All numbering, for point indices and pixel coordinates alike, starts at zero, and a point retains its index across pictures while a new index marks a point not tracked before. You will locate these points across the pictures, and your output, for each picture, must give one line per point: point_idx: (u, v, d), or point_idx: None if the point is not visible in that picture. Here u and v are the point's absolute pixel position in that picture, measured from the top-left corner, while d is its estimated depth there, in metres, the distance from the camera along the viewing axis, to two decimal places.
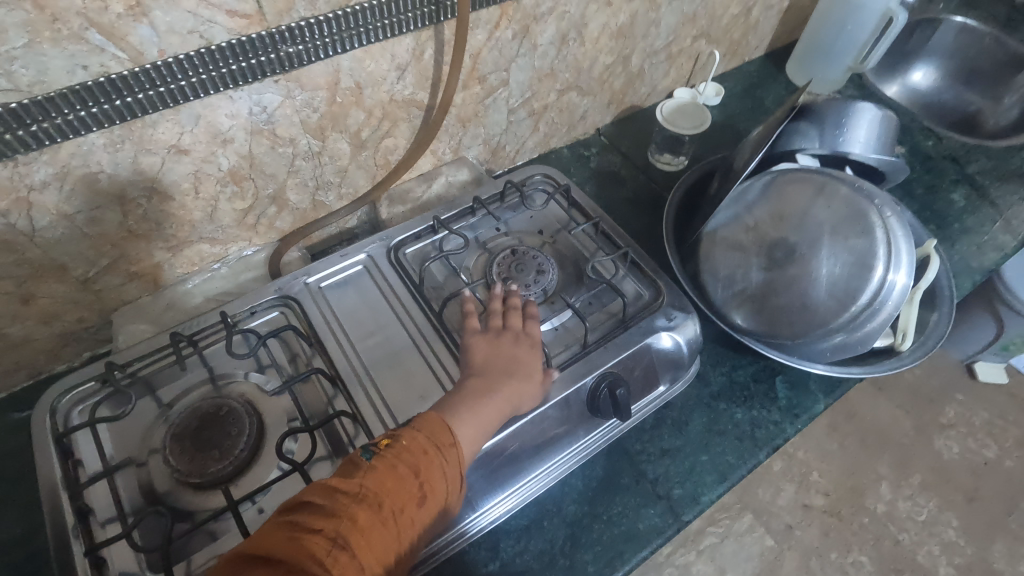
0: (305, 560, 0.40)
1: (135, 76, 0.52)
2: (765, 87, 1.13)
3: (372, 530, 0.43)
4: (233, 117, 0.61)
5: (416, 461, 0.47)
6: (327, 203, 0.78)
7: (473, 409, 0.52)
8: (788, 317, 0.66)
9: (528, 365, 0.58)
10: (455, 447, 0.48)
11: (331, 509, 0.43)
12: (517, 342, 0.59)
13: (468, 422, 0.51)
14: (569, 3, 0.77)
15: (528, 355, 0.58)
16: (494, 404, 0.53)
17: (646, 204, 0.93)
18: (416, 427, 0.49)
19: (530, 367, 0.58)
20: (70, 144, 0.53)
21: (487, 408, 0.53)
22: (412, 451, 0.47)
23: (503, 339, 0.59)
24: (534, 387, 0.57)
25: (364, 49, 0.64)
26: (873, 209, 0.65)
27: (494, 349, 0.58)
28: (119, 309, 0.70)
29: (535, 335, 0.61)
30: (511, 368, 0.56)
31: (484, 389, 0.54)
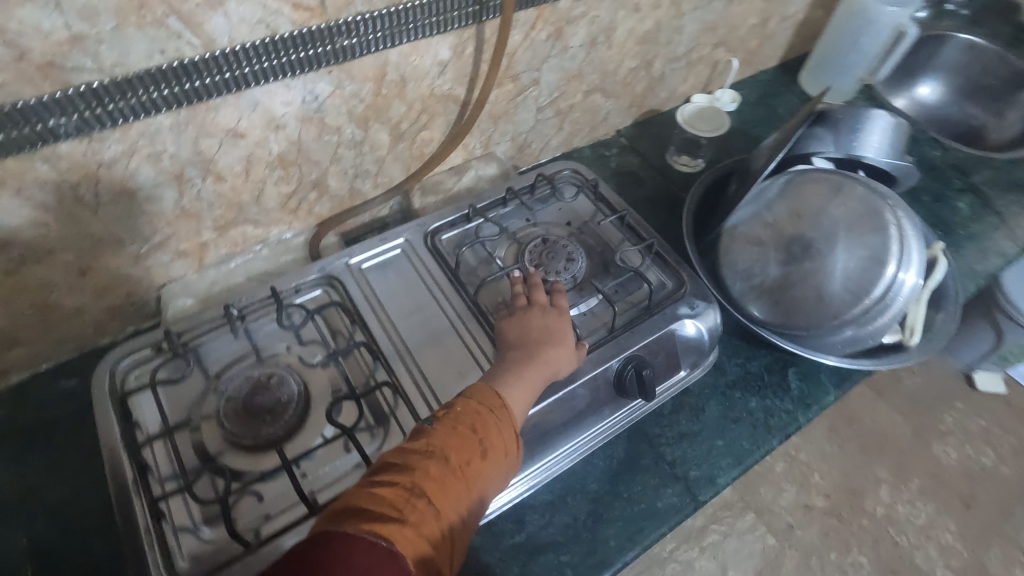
0: (387, 506, 0.43)
1: (205, 62, 0.56)
2: (779, 96, 1.18)
3: (444, 482, 0.46)
4: (288, 104, 0.65)
5: (472, 421, 0.50)
6: (364, 191, 0.82)
7: (522, 372, 0.56)
8: (803, 309, 0.70)
9: (561, 332, 0.61)
10: (506, 408, 0.52)
11: (404, 465, 0.46)
12: (546, 313, 0.62)
13: (515, 385, 0.55)
14: (600, 8, 0.81)
15: (559, 324, 0.62)
16: (538, 367, 0.57)
17: (664, 203, 0.97)
18: (467, 396, 0.53)
19: (563, 333, 0.61)
20: (140, 124, 0.57)
21: (530, 371, 0.56)
22: (467, 414, 0.51)
23: (537, 311, 0.63)
24: (568, 352, 0.60)
25: (411, 45, 0.68)
26: (886, 208, 0.69)
27: (530, 322, 0.62)
28: (165, 285, 0.73)
29: (563, 305, 0.64)
30: (547, 336, 0.60)
31: (526, 355, 0.58)
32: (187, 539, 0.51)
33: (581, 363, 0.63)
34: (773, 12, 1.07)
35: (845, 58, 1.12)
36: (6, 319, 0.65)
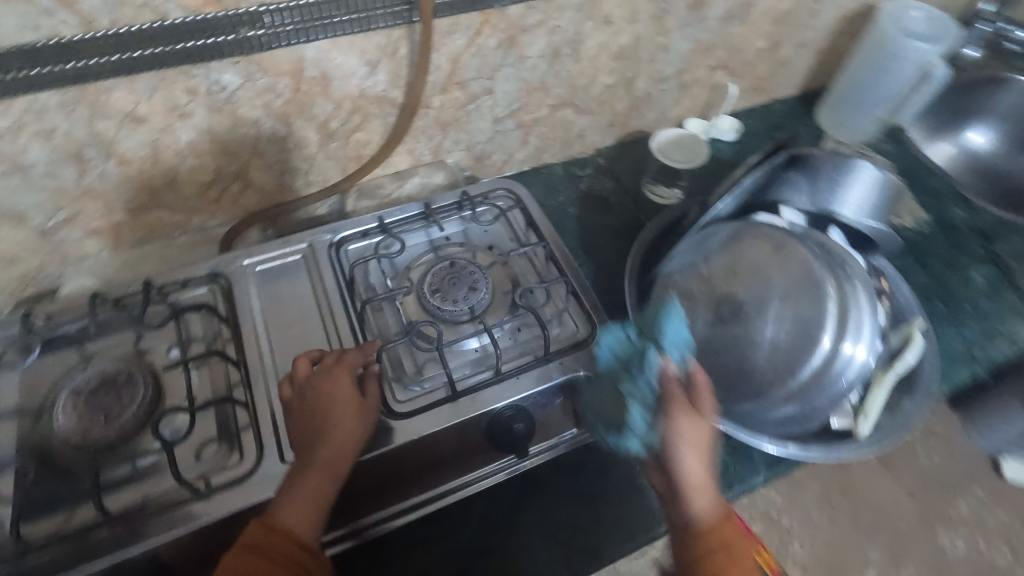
0: None
1: (89, 42, 0.54)
2: (789, 129, 1.07)
3: None
4: (191, 92, 0.62)
5: (248, 568, 0.46)
6: (294, 187, 0.78)
7: (297, 480, 0.52)
8: (724, 380, 0.62)
9: (338, 414, 0.54)
10: (296, 534, 0.49)
11: None
12: (337, 399, 0.55)
13: (290, 501, 0.50)
14: (560, 17, 0.74)
15: (340, 402, 0.55)
16: (320, 469, 0.52)
17: (627, 235, 0.89)
18: (261, 522, 0.50)
19: (336, 408, 0.55)
20: (24, 100, 0.56)
21: (314, 476, 0.52)
22: (257, 544, 0.48)
23: (317, 386, 0.56)
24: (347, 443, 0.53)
25: (330, 41, 0.64)
26: (830, 277, 0.61)
27: (308, 404, 0.55)
28: (76, 261, 0.73)
29: (350, 359, 0.58)
30: (321, 425, 0.54)
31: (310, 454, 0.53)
32: None
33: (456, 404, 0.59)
34: (786, 37, 0.96)
35: (866, 96, 1.04)
36: None
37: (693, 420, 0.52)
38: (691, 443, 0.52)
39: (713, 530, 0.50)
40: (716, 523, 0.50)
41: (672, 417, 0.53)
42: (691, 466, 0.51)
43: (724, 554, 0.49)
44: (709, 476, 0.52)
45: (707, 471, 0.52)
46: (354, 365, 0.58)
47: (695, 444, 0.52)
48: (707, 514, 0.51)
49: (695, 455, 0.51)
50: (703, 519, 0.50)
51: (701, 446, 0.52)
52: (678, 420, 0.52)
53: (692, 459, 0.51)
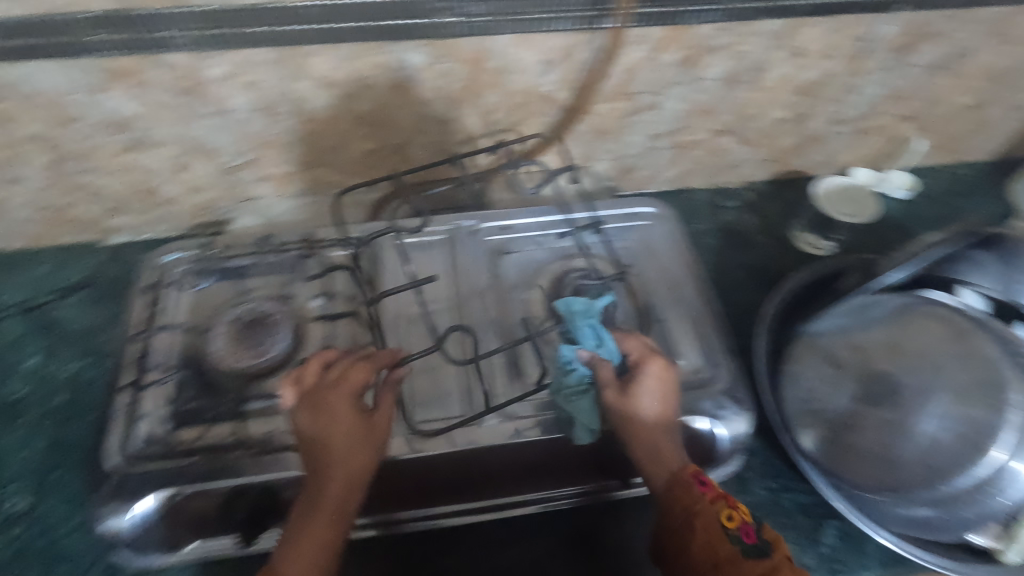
0: None
1: (308, 9, 0.58)
2: (973, 198, 0.95)
3: None
4: (381, 67, 0.65)
5: None
6: (445, 168, 0.81)
7: (304, 519, 0.49)
8: (859, 462, 0.57)
9: (337, 448, 0.51)
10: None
11: None
12: (343, 430, 0.52)
13: (298, 543, 0.48)
14: (750, 43, 0.71)
15: (341, 438, 0.51)
16: (325, 506, 0.49)
17: (766, 279, 0.84)
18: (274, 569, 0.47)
19: (335, 444, 0.51)
20: (243, 52, 0.61)
21: (321, 512, 0.49)
22: None
23: (319, 428, 0.52)
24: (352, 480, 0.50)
25: (517, 37, 0.65)
26: (1016, 382, 0.55)
27: (309, 443, 0.51)
28: (246, 201, 0.80)
29: (353, 384, 0.54)
30: (320, 465, 0.50)
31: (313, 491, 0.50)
32: (148, 426, 0.56)
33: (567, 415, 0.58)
34: (997, 97, 0.86)
35: None
36: (118, 189, 0.75)
37: (633, 395, 0.56)
38: (641, 410, 0.55)
39: (679, 495, 0.51)
40: (675, 485, 0.52)
41: (622, 398, 0.56)
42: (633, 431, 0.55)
43: (688, 522, 0.50)
44: (658, 453, 0.54)
45: (664, 426, 0.55)
46: (355, 390, 0.54)
47: (636, 409, 0.55)
48: (661, 478, 0.53)
49: (647, 432, 0.55)
50: (661, 482, 0.53)
51: (647, 410, 0.55)
52: (622, 402, 0.56)
53: (639, 421, 0.55)
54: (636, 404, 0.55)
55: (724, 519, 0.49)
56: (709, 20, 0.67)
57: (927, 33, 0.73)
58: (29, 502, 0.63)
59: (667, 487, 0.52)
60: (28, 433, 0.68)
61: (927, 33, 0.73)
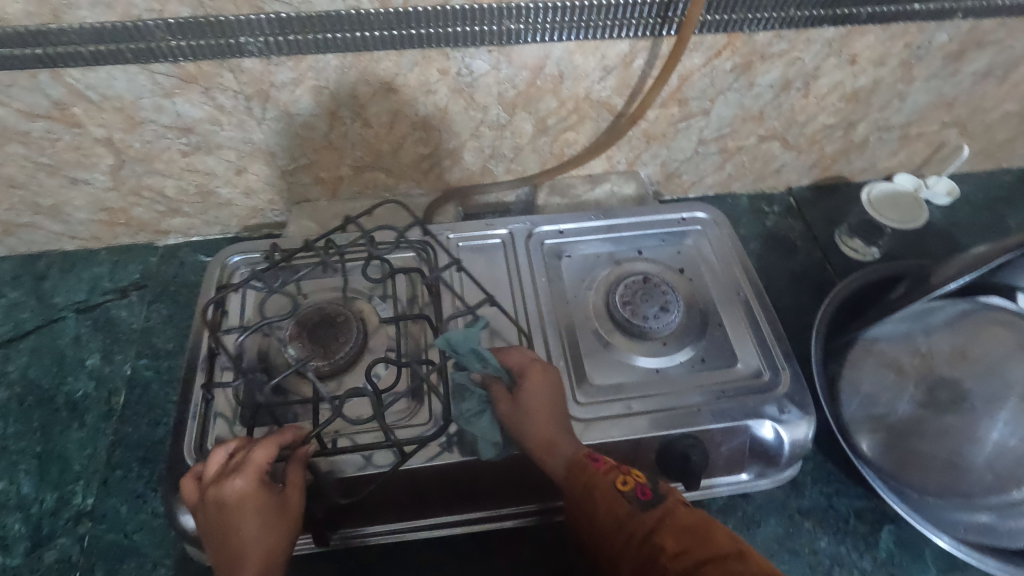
0: None
1: (379, 16, 0.60)
2: (1014, 205, 0.95)
3: None
4: (443, 73, 0.66)
5: None
6: (495, 172, 0.82)
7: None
8: (922, 467, 0.58)
9: (246, 527, 0.48)
10: None
11: None
12: (240, 488, 0.49)
13: None
14: (805, 50, 0.71)
15: (251, 514, 0.48)
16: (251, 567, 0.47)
17: (811, 284, 0.84)
18: None
19: (236, 504, 0.48)
20: (312, 58, 0.63)
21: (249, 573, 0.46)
22: None
23: (219, 504, 0.49)
24: (271, 534, 0.48)
25: (578, 43, 0.66)
26: None
27: (213, 522, 0.48)
28: (299, 204, 0.81)
29: (257, 459, 0.50)
30: (230, 533, 0.48)
31: (238, 556, 0.47)
32: (222, 426, 0.57)
33: (634, 418, 0.59)
34: None
35: None
36: (176, 191, 0.77)
37: (522, 406, 0.56)
38: (532, 410, 0.56)
39: (575, 475, 0.51)
40: (572, 466, 0.52)
41: (516, 413, 0.56)
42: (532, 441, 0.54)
43: (588, 495, 0.49)
44: (551, 453, 0.54)
45: (555, 416, 0.56)
46: (261, 468, 0.50)
47: (524, 413, 0.56)
48: (558, 464, 0.53)
49: (541, 425, 0.55)
50: (561, 471, 0.53)
51: (536, 414, 0.55)
52: (513, 410, 0.56)
53: (532, 419, 0.55)
54: (523, 412, 0.56)
55: (618, 483, 0.49)
56: (767, 28, 0.68)
57: (980, 40, 0.74)
58: (95, 498, 0.64)
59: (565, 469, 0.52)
60: (91, 430, 0.69)
61: (980, 41, 0.74)
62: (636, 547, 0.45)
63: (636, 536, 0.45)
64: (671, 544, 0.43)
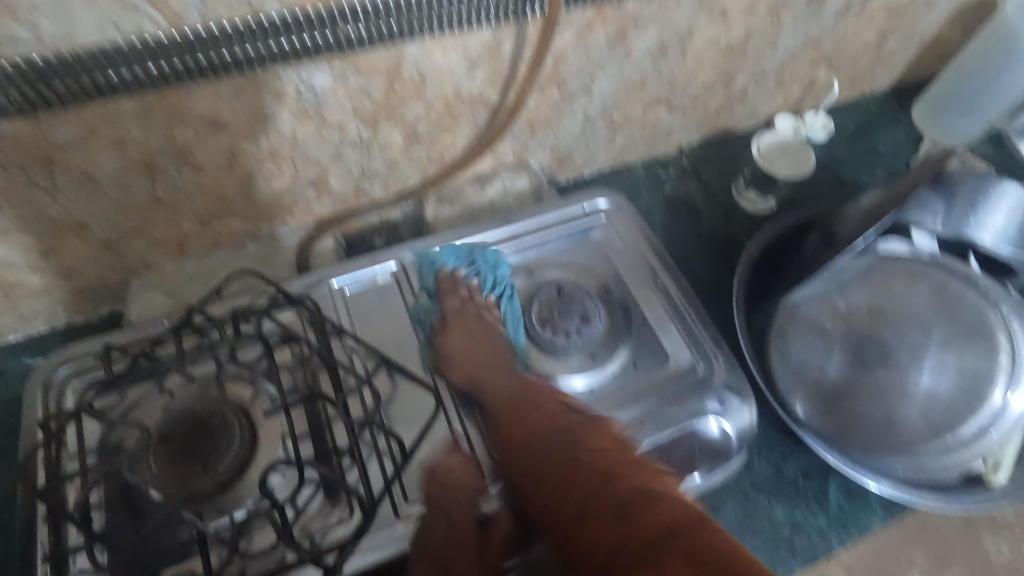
0: None
1: (172, 41, 0.47)
2: (883, 128, 0.99)
3: None
4: (279, 95, 0.55)
5: None
6: (371, 192, 0.71)
7: None
8: (864, 427, 0.57)
9: None
10: None
11: None
12: None
13: None
14: (676, 10, 0.66)
15: None
16: None
17: (719, 247, 0.83)
18: None
19: None
20: (97, 106, 0.49)
21: None
22: None
23: None
24: None
25: (433, 38, 0.56)
26: (998, 323, 0.58)
27: None
28: (140, 273, 0.66)
29: None
30: None
31: None
32: None
33: None
34: (897, 29, 0.88)
35: (977, 96, 0.93)
36: None
37: (468, 334, 0.59)
38: (455, 344, 0.59)
39: (510, 409, 0.54)
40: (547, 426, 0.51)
41: (445, 329, 0.60)
42: (455, 348, 0.58)
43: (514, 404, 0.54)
44: (477, 353, 0.57)
45: (480, 339, 0.59)
46: None
47: (455, 322, 0.60)
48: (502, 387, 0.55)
49: (469, 357, 0.57)
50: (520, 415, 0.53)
51: (461, 359, 0.58)
52: (450, 337, 0.59)
53: (452, 347, 0.58)
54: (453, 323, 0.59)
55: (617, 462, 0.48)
56: None
57: None
58: None
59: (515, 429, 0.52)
60: None
61: None
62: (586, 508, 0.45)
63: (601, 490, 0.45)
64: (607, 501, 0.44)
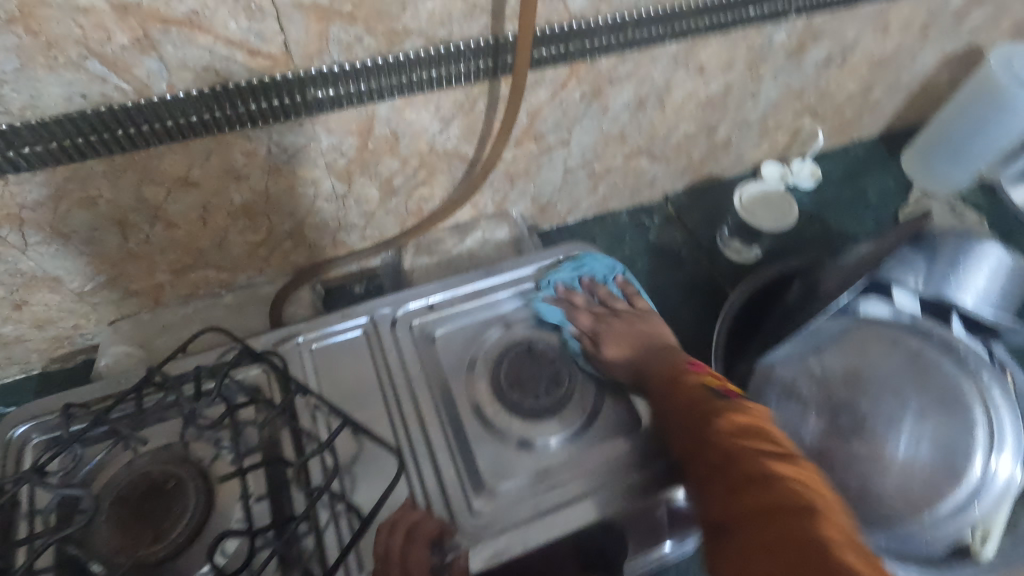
0: None
1: (140, 108, 0.47)
2: (872, 177, 0.98)
3: None
4: (249, 155, 0.55)
5: None
6: (349, 242, 0.71)
7: None
8: (839, 499, 0.55)
9: None
10: None
11: None
12: None
13: None
14: (652, 68, 0.67)
15: None
16: None
17: (701, 298, 0.82)
18: None
19: None
20: (66, 169, 0.49)
21: None
22: None
23: None
24: None
25: (404, 99, 0.57)
26: (976, 393, 0.58)
27: None
28: (115, 322, 0.67)
29: None
30: None
31: None
32: None
33: (554, 513, 0.53)
34: (881, 80, 0.88)
35: (964, 148, 0.93)
36: None
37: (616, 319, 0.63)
38: (612, 340, 0.61)
39: (649, 359, 0.59)
40: (685, 395, 0.52)
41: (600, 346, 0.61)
42: (614, 343, 0.61)
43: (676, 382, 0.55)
44: (634, 347, 0.60)
45: (634, 333, 0.62)
46: None
47: (600, 330, 0.62)
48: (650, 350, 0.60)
49: (627, 348, 0.60)
50: (662, 376, 0.56)
51: (641, 336, 0.61)
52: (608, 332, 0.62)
53: (605, 344, 0.61)
54: (605, 339, 0.61)
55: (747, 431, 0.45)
56: (608, 53, 0.63)
57: (815, 33, 0.74)
58: None
59: (681, 397, 0.52)
60: None
61: (815, 34, 0.74)
62: (724, 483, 0.42)
63: (724, 439, 0.46)
64: (723, 446, 0.45)
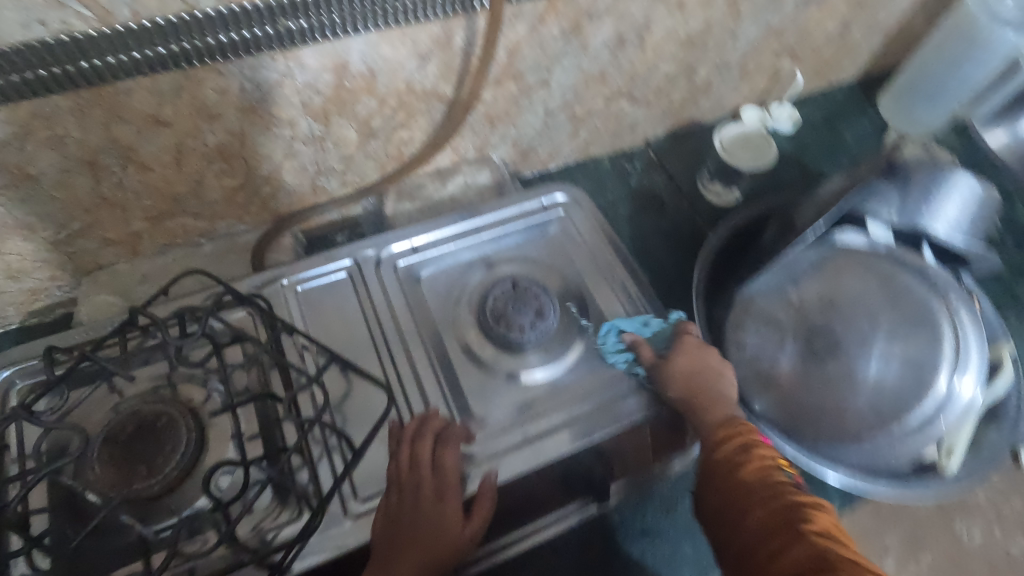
0: None
1: (104, 38, 0.46)
2: (849, 120, 0.99)
3: None
4: (222, 92, 0.54)
5: None
6: (329, 188, 0.70)
7: None
8: (813, 416, 0.58)
9: None
10: None
11: None
12: None
13: None
14: (631, 2, 0.66)
15: None
16: None
17: (683, 240, 0.83)
18: None
19: None
20: (30, 104, 0.48)
21: None
22: None
23: None
24: None
25: (380, 32, 0.55)
26: (945, 312, 0.60)
27: None
28: (93, 273, 0.66)
29: None
30: None
31: None
32: None
33: (541, 440, 0.54)
34: (859, 19, 0.88)
35: (939, 88, 0.94)
36: None
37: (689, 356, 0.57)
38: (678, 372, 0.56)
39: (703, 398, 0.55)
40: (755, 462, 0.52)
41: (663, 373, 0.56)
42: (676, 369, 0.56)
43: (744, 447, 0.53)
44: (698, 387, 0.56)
45: (704, 382, 0.57)
46: None
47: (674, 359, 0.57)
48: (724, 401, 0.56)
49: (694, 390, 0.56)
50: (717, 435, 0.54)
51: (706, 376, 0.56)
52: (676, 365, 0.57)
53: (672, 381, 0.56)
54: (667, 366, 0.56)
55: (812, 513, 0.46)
56: None
57: None
58: None
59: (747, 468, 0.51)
60: None
61: None
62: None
63: (813, 537, 0.44)
64: (806, 549, 0.44)
